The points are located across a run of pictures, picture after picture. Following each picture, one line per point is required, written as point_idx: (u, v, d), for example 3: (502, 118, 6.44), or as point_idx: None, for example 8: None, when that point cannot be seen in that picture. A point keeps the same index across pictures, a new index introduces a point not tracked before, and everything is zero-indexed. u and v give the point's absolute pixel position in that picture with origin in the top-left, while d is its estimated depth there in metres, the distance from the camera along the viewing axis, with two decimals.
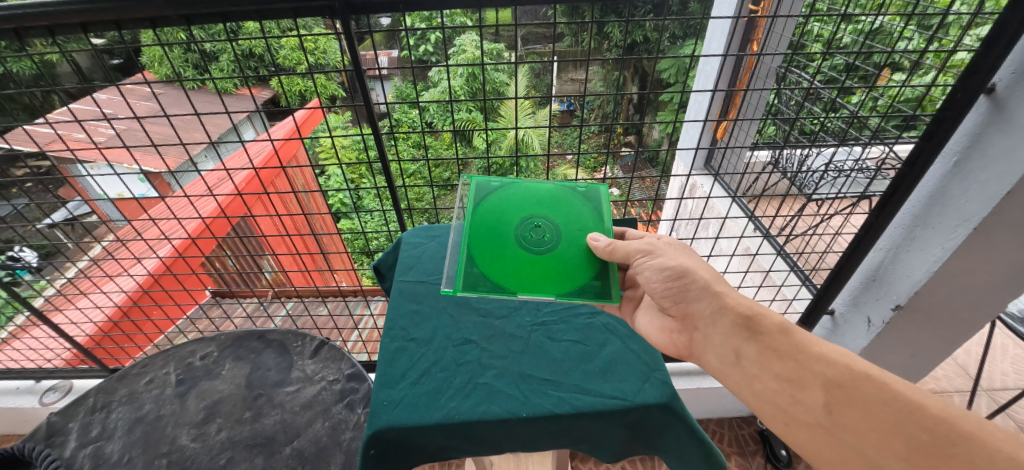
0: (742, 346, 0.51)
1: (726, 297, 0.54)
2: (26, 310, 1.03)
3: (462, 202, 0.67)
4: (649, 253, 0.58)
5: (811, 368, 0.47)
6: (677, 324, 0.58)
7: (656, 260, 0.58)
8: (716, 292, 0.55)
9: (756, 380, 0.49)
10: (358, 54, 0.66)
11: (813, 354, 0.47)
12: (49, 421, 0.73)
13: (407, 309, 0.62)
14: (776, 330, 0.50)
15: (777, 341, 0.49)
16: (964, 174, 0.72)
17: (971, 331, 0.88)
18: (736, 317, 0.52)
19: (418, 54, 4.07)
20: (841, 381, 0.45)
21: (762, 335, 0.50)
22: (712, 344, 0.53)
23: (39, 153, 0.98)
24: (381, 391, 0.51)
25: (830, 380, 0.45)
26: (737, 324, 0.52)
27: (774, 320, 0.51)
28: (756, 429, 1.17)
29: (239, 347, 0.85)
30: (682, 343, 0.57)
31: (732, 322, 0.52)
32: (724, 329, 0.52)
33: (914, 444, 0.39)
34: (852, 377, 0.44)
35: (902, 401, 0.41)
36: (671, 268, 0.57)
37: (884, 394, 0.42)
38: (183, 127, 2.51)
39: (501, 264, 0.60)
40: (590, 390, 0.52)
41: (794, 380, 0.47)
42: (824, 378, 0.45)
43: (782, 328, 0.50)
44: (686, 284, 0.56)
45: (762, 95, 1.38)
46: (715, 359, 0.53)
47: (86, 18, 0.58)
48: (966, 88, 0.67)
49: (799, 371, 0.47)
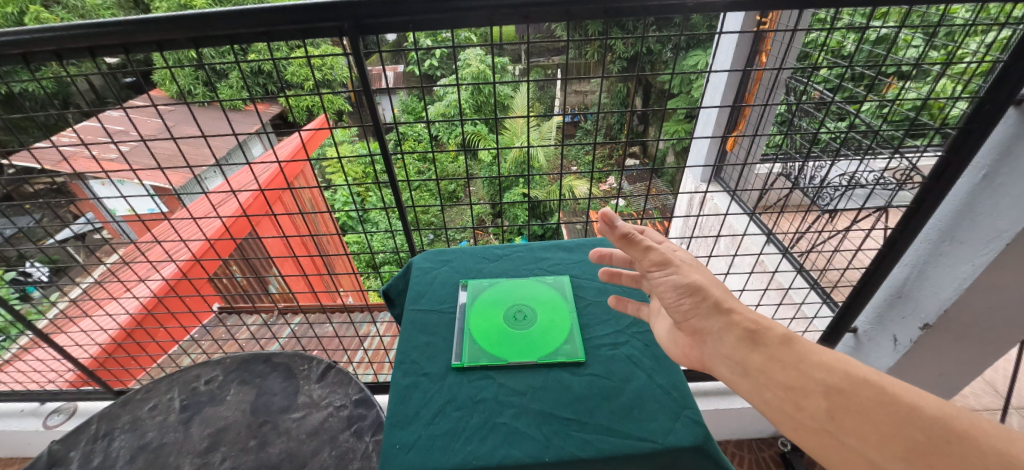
0: (742, 358, 0.40)
1: (731, 310, 0.43)
2: (29, 332, 1.01)
3: (467, 284, 0.65)
4: (663, 265, 0.46)
5: (810, 374, 0.36)
6: (675, 335, 0.48)
7: (671, 275, 0.46)
8: (723, 306, 0.43)
9: (758, 393, 0.38)
10: (366, 72, 0.64)
11: (813, 362, 0.37)
12: (50, 449, 0.71)
13: (418, 341, 0.55)
14: (778, 340, 0.40)
15: (780, 351, 0.39)
16: (993, 188, 0.70)
17: (1005, 349, 0.84)
18: (737, 329, 0.42)
19: (424, 68, 4.14)
20: (839, 386, 0.35)
21: (764, 345, 0.39)
22: (715, 357, 0.42)
23: (43, 175, 0.96)
24: (393, 432, 0.44)
25: (829, 387, 0.35)
26: (739, 339, 0.41)
27: (778, 329, 0.41)
28: (778, 452, 1.13)
29: (244, 371, 0.83)
30: (690, 356, 0.45)
31: (737, 337, 0.41)
32: (727, 345, 0.41)
33: (911, 443, 0.30)
34: (852, 382, 0.35)
35: (898, 402, 0.32)
36: (683, 283, 0.45)
37: (881, 397, 0.33)
38: (193, 145, 2.55)
39: (494, 336, 0.56)
40: (617, 430, 0.43)
41: (794, 390, 0.36)
42: (824, 383, 0.35)
43: (785, 338, 0.40)
44: (696, 300, 0.44)
45: (772, 108, 1.36)
46: (720, 373, 0.42)
47: (93, 42, 0.57)
48: (993, 100, 0.65)
49: (797, 378, 0.37)
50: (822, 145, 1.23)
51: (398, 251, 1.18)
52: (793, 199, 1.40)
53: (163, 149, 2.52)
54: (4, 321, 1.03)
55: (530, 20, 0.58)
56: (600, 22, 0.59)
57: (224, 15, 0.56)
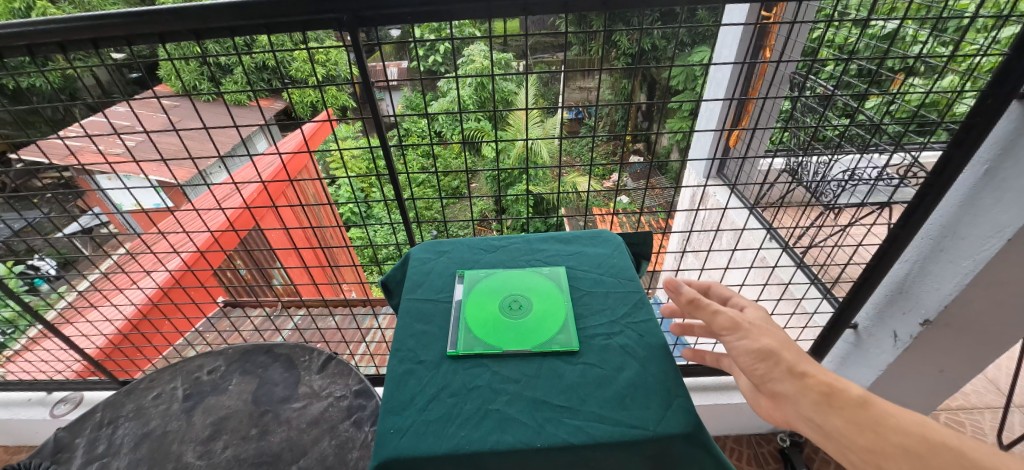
0: (822, 422, 0.37)
1: (805, 373, 0.40)
2: (38, 323, 1.03)
3: (463, 276, 0.65)
4: (733, 330, 0.44)
5: (888, 438, 0.35)
6: (758, 396, 0.46)
7: (741, 340, 0.43)
8: (796, 369, 0.40)
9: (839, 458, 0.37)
10: (367, 68, 0.65)
11: (892, 426, 0.36)
12: (56, 436, 0.73)
13: (414, 330, 0.56)
14: (854, 401, 0.38)
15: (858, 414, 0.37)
16: (995, 183, 0.69)
17: (1007, 345, 0.83)
18: (813, 392, 0.39)
19: (428, 64, 4.15)
20: (917, 451, 0.35)
21: (842, 409, 0.37)
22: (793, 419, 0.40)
23: (52, 168, 0.98)
24: (388, 418, 0.45)
25: (907, 452, 0.35)
26: (815, 403, 0.38)
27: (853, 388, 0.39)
28: (777, 447, 1.13)
29: (246, 362, 0.84)
30: (772, 416, 0.43)
31: (813, 400, 0.38)
32: (804, 408, 0.38)
33: None
34: (926, 448, 0.35)
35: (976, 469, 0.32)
36: (753, 348, 0.42)
37: (960, 462, 0.33)
38: (199, 140, 2.57)
39: (489, 325, 0.56)
40: (610, 418, 0.44)
41: (875, 456, 0.35)
42: (902, 448, 0.35)
43: (862, 399, 0.38)
44: (770, 365, 0.41)
45: (775, 103, 1.36)
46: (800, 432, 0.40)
47: (96, 34, 0.58)
48: (996, 94, 0.64)
49: (876, 442, 0.35)
50: (825, 141, 1.22)
51: (400, 245, 1.19)
52: (795, 196, 1.39)
53: (168, 143, 2.55)
54: (14, 313, 1.05)
55: (529, 12, 0.58)
56: (598, 15, 0.59)
57: (225, 7, 0.56)
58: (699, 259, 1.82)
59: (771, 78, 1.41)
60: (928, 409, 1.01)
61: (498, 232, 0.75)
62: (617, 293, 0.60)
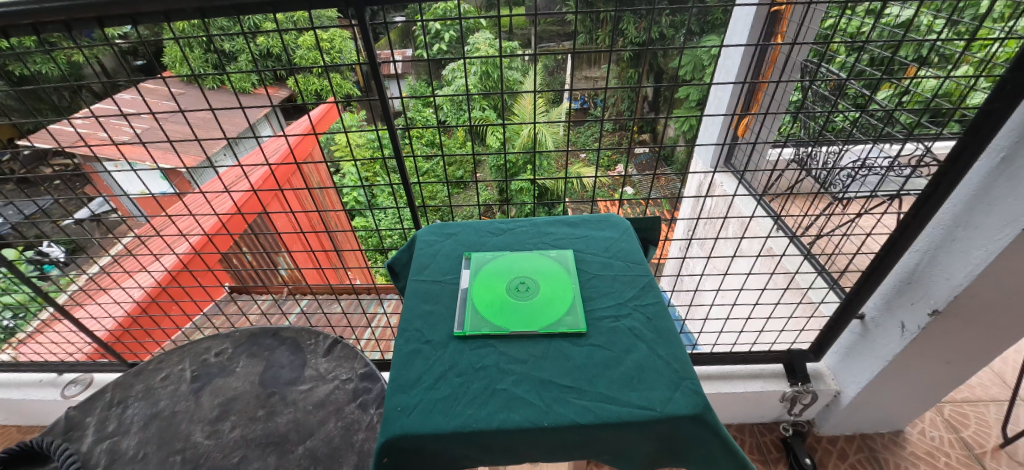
0: None
1: None
2: (49, 306, 1.04)
3: (469, 260, 0.64)
4: None
5: None
6: None
7: None
8: None
9: None
10: (375, 54, 0.65)
11: None
12: (67, 415, 0.74)
13: (421, 310, 0.56)
14: None
15: None
16: (1011, 171, 0.66)
17: (1016, 337, 0.81)
18: None
19: (432, 52, 4.11)
20: None
21: None
22: None
23: (60, 151, 0.98)
24: (394, 396, 0.45)
25: None
26: None
27: None
28: (780, 437, 1.14)
29: (253, 345, 0.85)
30: None
31: None
32: None
33: None
34: None
35: None
36: None
37: None
38: (204, 128, 2.57)
39: (497, 306, 0.56)
40: (616, 399, 0.44)
41: None
42: None
43: None
44: None
45: (785, 91, 1.34)
46: None
47: (101, 13, 0.57)
48: (1016, 79, 0.62)
49: None
50: (835, 130, 1.21)
51: (405, 231, 1.19)
52: (804, 186, 1.38)
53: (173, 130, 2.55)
54: (26, 296, 1.06)
55: None
56: None
57: None
58: (705, 249, 1.80)
59: (782, 65, 1.39)
60: (934, 401, 1.01)
61: (502, 217, 0.74)
62: (624, 276, 0.59)
